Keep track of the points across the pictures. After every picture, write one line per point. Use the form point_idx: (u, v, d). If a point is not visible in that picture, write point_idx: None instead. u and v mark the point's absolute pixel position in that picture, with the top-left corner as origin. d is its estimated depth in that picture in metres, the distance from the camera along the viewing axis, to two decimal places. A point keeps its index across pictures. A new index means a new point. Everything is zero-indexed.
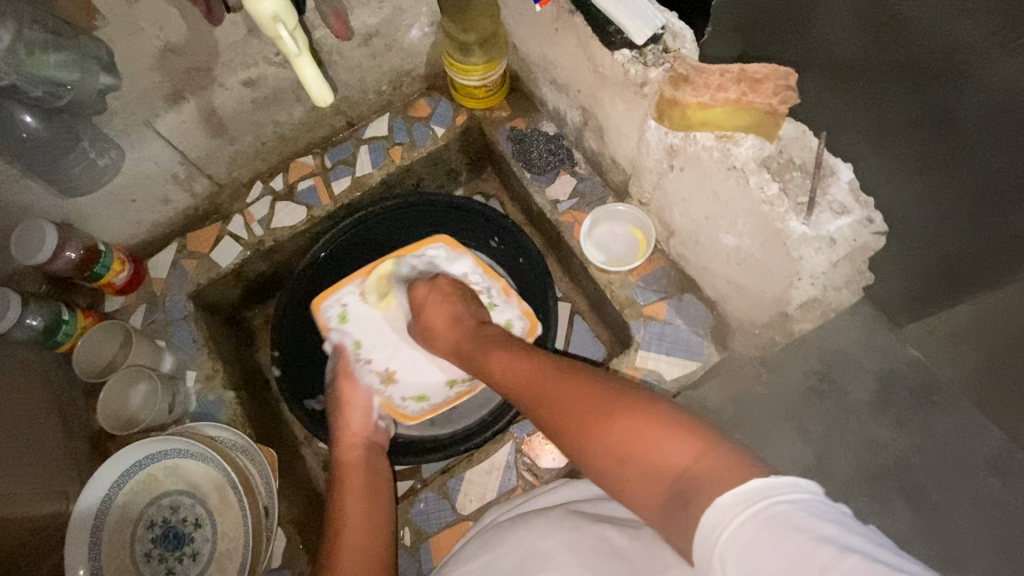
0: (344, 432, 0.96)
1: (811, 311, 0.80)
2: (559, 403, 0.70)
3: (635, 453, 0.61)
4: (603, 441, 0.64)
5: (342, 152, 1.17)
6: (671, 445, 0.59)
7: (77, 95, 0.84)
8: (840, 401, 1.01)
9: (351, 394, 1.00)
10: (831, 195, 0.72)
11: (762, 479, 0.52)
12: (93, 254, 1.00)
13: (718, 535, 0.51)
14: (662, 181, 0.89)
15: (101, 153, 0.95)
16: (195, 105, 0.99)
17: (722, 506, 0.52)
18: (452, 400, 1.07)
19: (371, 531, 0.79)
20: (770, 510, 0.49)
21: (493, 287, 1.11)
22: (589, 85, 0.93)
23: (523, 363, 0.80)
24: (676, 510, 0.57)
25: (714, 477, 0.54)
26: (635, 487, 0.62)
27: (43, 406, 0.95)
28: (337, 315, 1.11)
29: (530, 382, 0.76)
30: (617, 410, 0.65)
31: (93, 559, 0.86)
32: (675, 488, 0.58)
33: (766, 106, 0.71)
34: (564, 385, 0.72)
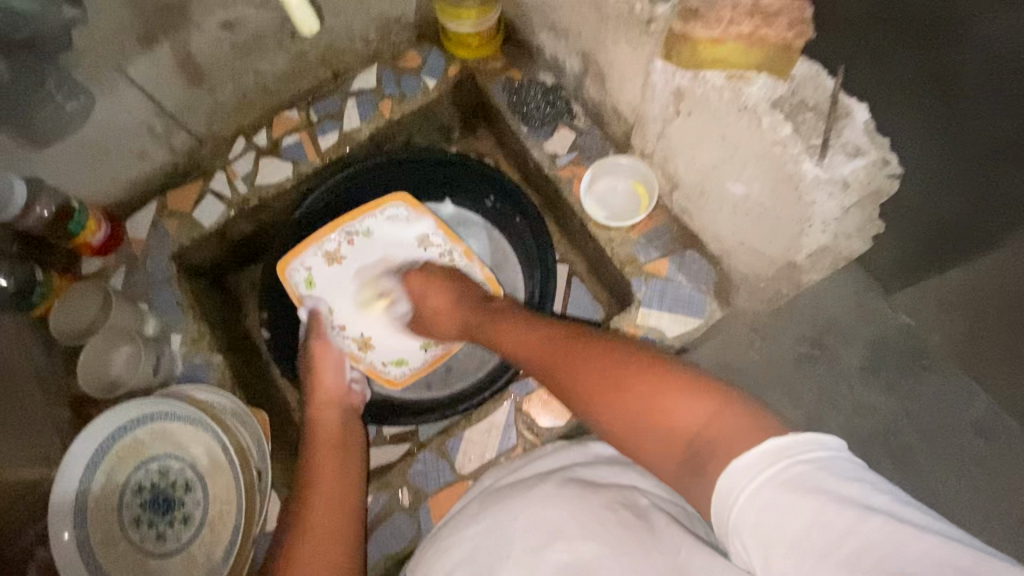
0: (316, 392, 0.92)
1: (820, 261, 0.80)
2: (570, 373, 0.68)
3: (646, 414, 0.59)
4: (611, 409, 0.62)
5: (328, 105, 1.11)
6: (685, 404, 0.57)
7: (40, 23, 0.79)
8: (832, 366, 0.98)
9: (325, 357, 0.96)
10: (845, 137, 0.67)
11: (778, 438, 0.51)
12: (66, 213, 0.94)
13: (735, 498, 0.50)
14: (667, 129, 0.86)
15: (70, 97, 0.88)
16: (170, 49, 0.92)
17: (738, 468, 0.50)
18: (430, 363, 1.06)
19: (346, 499, 0.76)
20: (789, 471, 0.48)
21: (455, 250, 1.08)
22: (592, 26, 0.89)
23: (534, 334, 0.78)
24: (689, 469, 0.55)
25: (727, 437, 0.53)
26: (652, 453, 0.59)
27: (19, 369, 0.91)
28: (303, 281, 1.08)
29: (540, 353, 0.74)
30: (631, 376, 0.62)
31: (80, 524, 0.82)
32: (691, 448, 0.55)
33: (781, 41, 0.66)
34: (573, 355, 0.69)
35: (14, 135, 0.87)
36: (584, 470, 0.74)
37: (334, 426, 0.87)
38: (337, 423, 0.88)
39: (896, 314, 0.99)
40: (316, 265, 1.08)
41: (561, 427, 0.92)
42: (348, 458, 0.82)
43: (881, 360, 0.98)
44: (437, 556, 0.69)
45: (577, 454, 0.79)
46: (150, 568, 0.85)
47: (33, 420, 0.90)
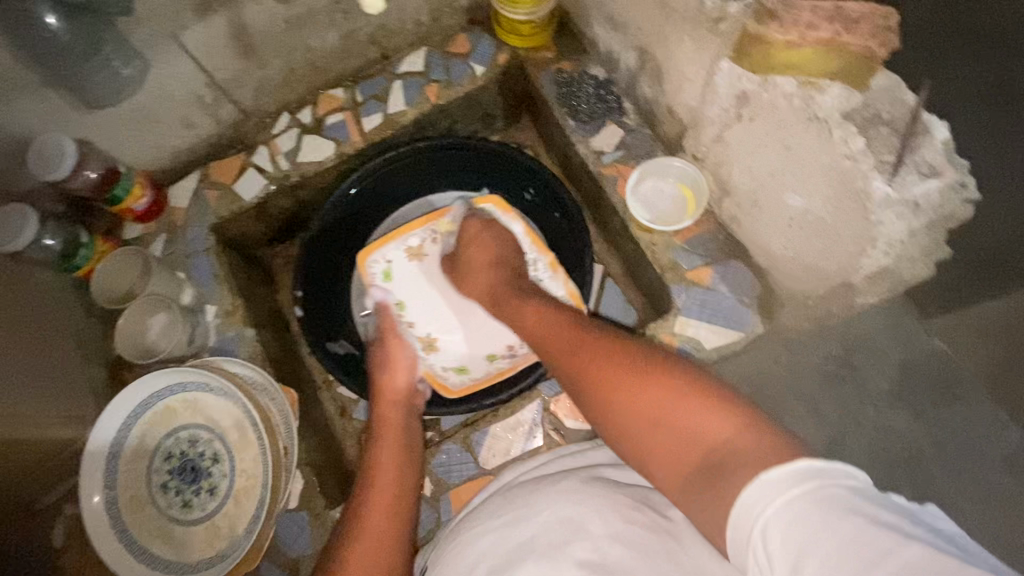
0: (384, 390, 0.94)
1: (878, 284, 0.77)
2: (588, 367, 0.66)
3: (664, 418, 0.57)
4: (625, 409, 0.60)
5: (374, 85, 1.10)
6: (713, 418, 0.55)
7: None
8: (859, 388, 0.88)
9: (400, 355, 0.98)
10: (920, 155, 0.64)
11: (812, 458, 0.47)
12: (114, 175, 0.95)
13: (762, 510, 0.46)
14: (725, 133, 0.83)
15: (126, 62, 0.88)
16: (225, 19, 0.92)
17: (767, 480, 0.47)
18: (491, 375, 1.03)
19: (398, 497, 0.77)
20: (822, 491, 0.45)
21: (540, 259, 1.04)
22: (654, 21, 0.86)
23: (555, 322, 0.77)
24: (699, 479, 0.54)
25: (760, 451, 0.50)
26: (657, 456, 0.58)
27: (60, 330, 0.93)
28: (381, 272, 1.08)
29: (562, 342, 0.72)
30: (647, 374, 0.60)
31: (109, 488, 0.84)
32: (705, 460, 0.54)
33: (863, 49, 0.64)
34: (593, 344, 0.68)
35: (63, 92, 0.87)
36: (608, 470, 0.72)
37: (397, 423, 0.88)
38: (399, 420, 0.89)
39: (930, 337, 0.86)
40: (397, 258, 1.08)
41: (589, 430, 0.90)
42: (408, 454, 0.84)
43: (911, 387, 0.87)
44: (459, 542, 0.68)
45: (604, 454, 0.78)
46: (174, 535, 0.86)
47: (71, 379, 0.92)
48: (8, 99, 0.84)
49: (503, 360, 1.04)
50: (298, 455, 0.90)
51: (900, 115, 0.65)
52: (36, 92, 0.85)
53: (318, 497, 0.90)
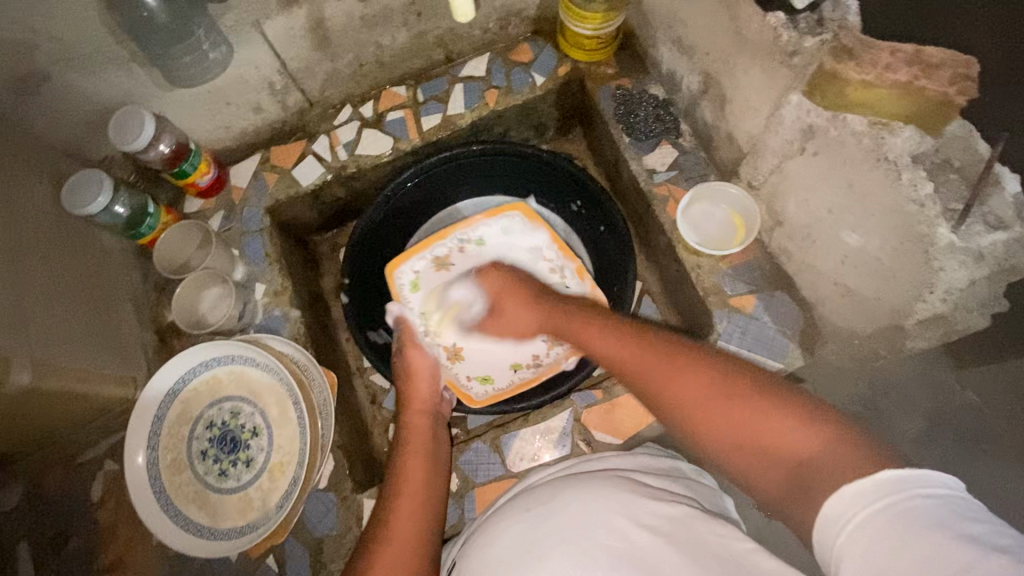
0: (411, 399, 0.93)
1: (931, 329, 0.75)
2: (670, 395, 0.62)
3: (751, 438, 0.55)
4: (726, 427, 0.57)
5: (435, 86, 1.13)
6: (793, 433, 0.53)
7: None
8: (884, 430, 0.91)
9: (419, 363, 0.96)
10: (989, 205, 0.63)
11: (891, 469, 0.47)
12: (183, 151, 0.98)
13: (843, 526, 0.47)
14: (785, 165, 0.84)
15: (213, 46, 0.93)
16: (307, 13, 0.95)
17: (847, 495, 0.47)
18: (516, 386, 1.05)
19: (421, 505, 0.77)
20: (903, 505, 0.45)
21: (567, 266, 1.09)
22: (723, 48, 0.87)
23: (616, 335, 0.72)
24: (790, 493, 0.52)
25: (833, 465, 0.50)
26: (756, 476, 0.56)
27: (119, 293, 0.97)
28: (408, 283, 1.10)
29: (632, 360, 0.68)
30: (735, 393, 0.57)
31: (151, 448, 0.88)
32: (794, 473, 0.52)
33: (940, 95, 0.62)
34: (661, 366, 0.63)
35: (150, 69, 0.92)
36: (632, 474, 0.73)
37: (426, 434, 0.87)
38: (426, 428, 0.88)
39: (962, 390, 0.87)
40: (424, 269, 1.11)
41: (617, 444, 0.91)
42: (434, 459, 0.84)
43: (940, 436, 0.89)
44: (492, 536, 0.68)
45: (628, 462, 0.78)
46: (208, 501, 0.89)
47: (126, 341, 0.96)
48: (100, 70, 0.89)
49: (527, 370, 1.07)
50: (333, 437, 0.93)
51: (972, 164, 0.64)
52: (124, 66, 0.90)
53: (346, 480, 0.92)
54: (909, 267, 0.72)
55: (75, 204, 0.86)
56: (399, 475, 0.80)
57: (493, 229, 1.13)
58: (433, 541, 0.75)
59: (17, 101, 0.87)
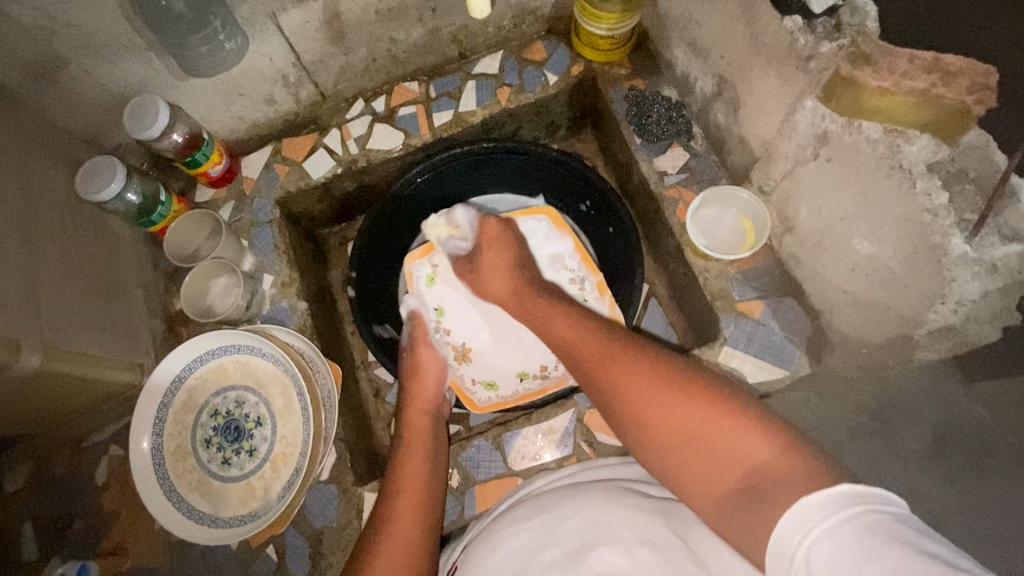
0: (416, 397, 0.95)
1: (941, 341, 0.75)
2: (625, 385, 0.65)
3: (697, 436, 0.58)
4: (676, 430, 0.59)
5: (448, 83, 1.13)
6: (741, 437, 0.55)
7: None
8: (888, 443, 0.90)
9: (428, 362, 0.99)
10: (1005, 218, 0.62)
11: (853, 485, 0.48)
12: (196, 140, 0.99)
13: (804, 535, 0.47)
14: (797, 170, 0.84)
15: (229, 37, 0.93)
16: (322, 6, 0.96)
17: (807, 506, 0.48)
18: (519, 396, 1.05)
19: (423, 503, 0.78)
20: (863, 516, 0.45)
21: (587, 278, 1.10)
22: (739, 52, 0.86)
23: (583, 327, 0.77)
24: (742, 505, 0.53)
25: (795, 476, 0.51)
26: (704, 484, 0.57)
27: (129, 279, 0.98)
28: (425, 277, 1.12)
29: (592, 353, 0.72)
30: (681, 393, 0.60)
31: (156, 434, 0.89)
32: (749, 482, 0.54)
33: (957, 103, 0.62)
34: (623, 360, 0.68)
35: (166, 58, 0.92)
36: (639, 485, 0.72)
37: (424, 434, 0.89)
38: (427, 428, 0.90)
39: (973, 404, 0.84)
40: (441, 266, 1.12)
41: (620, 446, 0.91)
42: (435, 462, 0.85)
43: (946, 451, 0.87)
44: (488, 548, 0.69)
45: (632, 471, 0.77)
46: (211, 489, 0.90)
47: (134, 327, 0.96)
48: (117, 58, 0.90)
49: (533, 381, 1.07)
50: (336, 430, 0.93)
51: (988, 174, 0.62)
52: (141, 55, 0.90)
53: (348, 473, 0.92)
54: (922, 277, 0.71)
55: (88, 191, 0.87)
56: (402, 473, 0.81)
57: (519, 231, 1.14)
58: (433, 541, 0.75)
59: (37, 87, 0.90)
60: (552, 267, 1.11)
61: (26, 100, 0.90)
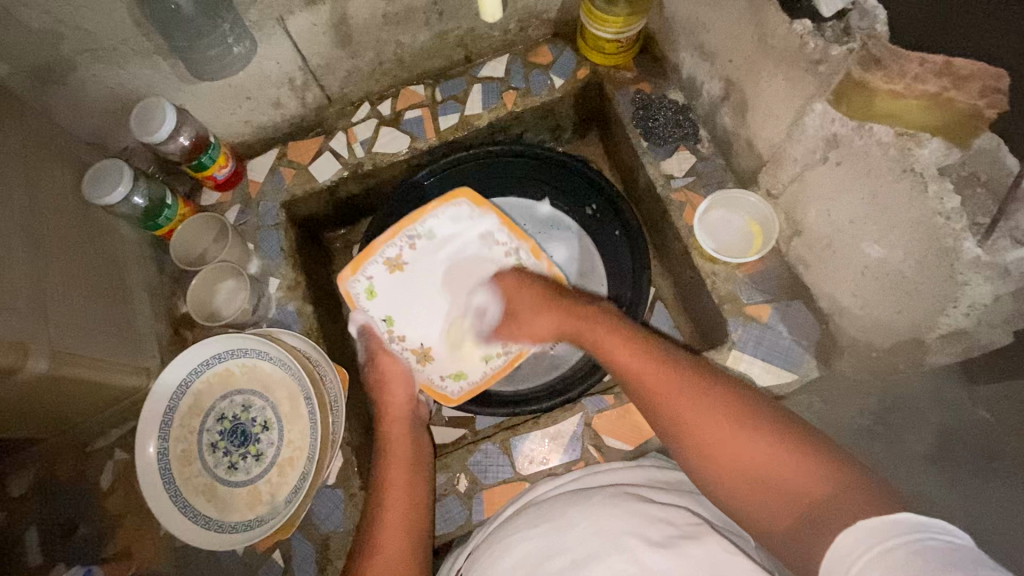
0: (387, 410, 0.92)
1: (952, 345, 0.75)
2: (692, 421, 0.62)
3: (767, 475, 0.57)
4: (740, 465, 0.59)
5: (454, 87, 1.13)
6: (807, 472, 0.55)
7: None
8: (893, 447, 0.90)
9: (393, 370, 0.96)
10: (1016, 220, 0.61)
11: (911, 513, 0.48)
12: (203, 143, 0.99)
13: (857, 558, 0.48)
14: (805, 174, 0.84)
15: (237, 41, 0.94)
16: (330, 10, 0.96)
17: (860, 530, 0.49)
18: (491, 375, 1.02)
19: (414, 513, 0.79)
20: (921, 544, 0.46)
21: (520, 247, 1.00)
22: (747, 56, 0.86)
23: (635, 352, 0.72)
24: (798, 532, 0.54)
25: (849, 502, 0.52)
26: (760, 510, 0.57)
27: (135, 285, 0.98)
28: (364, 290, 1.02)
29: (650, 385, 0.67)
30: (745, 428, 0.59)
31: (162, 439, 0.89)
32: (807, 513, 0.54)
33: (968, 107, 0.62)
34: (690, 390, 0.64)
35: (174, 61, 0.92)
36: (646, 490, 0.72)
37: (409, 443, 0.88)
38: (406, 437, 0.88)
39: None
40: (378, 273, 1.03)
41: (628, 450, 0.90)
42: (419, 470, 0.85)
43: (952, 454, 0.88)
44: (494, 556, 0.68)
45: (640, 476, 0.77)
46: (217, 493, 0.90)
47: (141, 331, 0.96)
48: (126, 62, 0.90)
49: (498, 360, 1.02)
50: (343, 434, 0.93)
51: (1000, 178, 0.62)
52: (149, 59, 0.90)
53: (355, 477, 0.92)
54: (933, 281, 0.71)
55: (96, 194, 0.87)
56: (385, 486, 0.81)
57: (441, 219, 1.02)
58: (426, 547, 0.77)
59: (45, 90, 0.90)
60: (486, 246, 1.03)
61: (33, 103, 0.90)
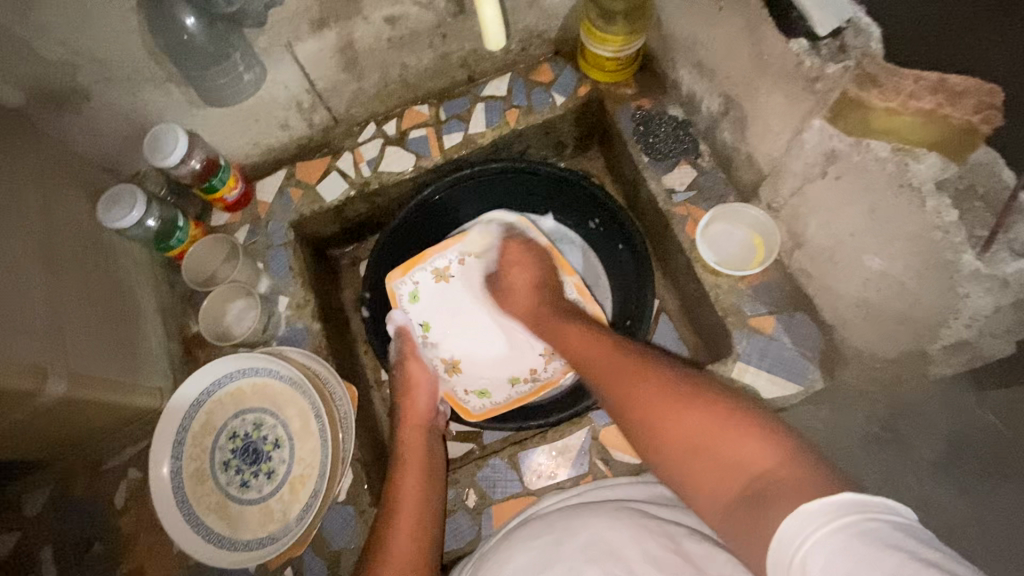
0: (407, 413, 0.97)
1: (956, 356, 0.75)
2: (637, 395, 0.69)
3: (707, 444, 0.60)
4: (680, 440, 0.62)
5: (458, 106, 1.15)
6: (746, 446, 0.57)
7: (246, 3, 0.88)
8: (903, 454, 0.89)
9: (416, 375, 1.01)
10: (1015, 233, 0.62)
11: (853, 493, 0.49)
12: (213, 166, 1.01)
13: (801, 541, 0.48)
14: (805, 188, 0.85)
15: (248, 67, 0.96)
16: (336, 35, 0.98)
17: (804, 513, 0.49)
18: (512, 400, 1.08)
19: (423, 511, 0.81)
20: (864, 525, 0.46)
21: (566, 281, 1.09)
22: (744, 73, 0.88)
23: (601, 344, 0.81)
24: (745, 508, 0.55)
25: (788, 483, 0.53)
26: (709, 490, 0.59)
27: (148, 306, 1.00)
28: (408, 293, 1.13)
29: (605, 368, 0.76)
30: (685, 398, 0.64)
31: (175, 458, 0.90)
32: (750, 488, 0.55)
33: (963, 122, 0.63)
34: (637, 367, 0.72)
35: (185, 88, 0.95)
36: (649, 505, 0.73)
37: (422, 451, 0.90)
38: (422, 445, 0.92)
39: None
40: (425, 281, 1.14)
41: (637, 464, 0.91)
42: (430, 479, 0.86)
43: None
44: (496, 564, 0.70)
45: (645, 491, 0.78)
46: (229, 511, 0.91)
47: (153, 352, 0.97)
48: (139, 89, 0.93)
49: (524, 385, 1.09)
50: (353, 451, 0.93)
51: (997, 191, 0.62)
52: (161, 86, 0.93)
53: (364, 494, 0.93)
54: (934, 293, 0.72)
55: (108, 219, 0.89)
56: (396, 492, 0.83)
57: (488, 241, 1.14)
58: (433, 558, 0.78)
59: (60, 118, 0.92)
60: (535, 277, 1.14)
61: (50, 131, 0.93)
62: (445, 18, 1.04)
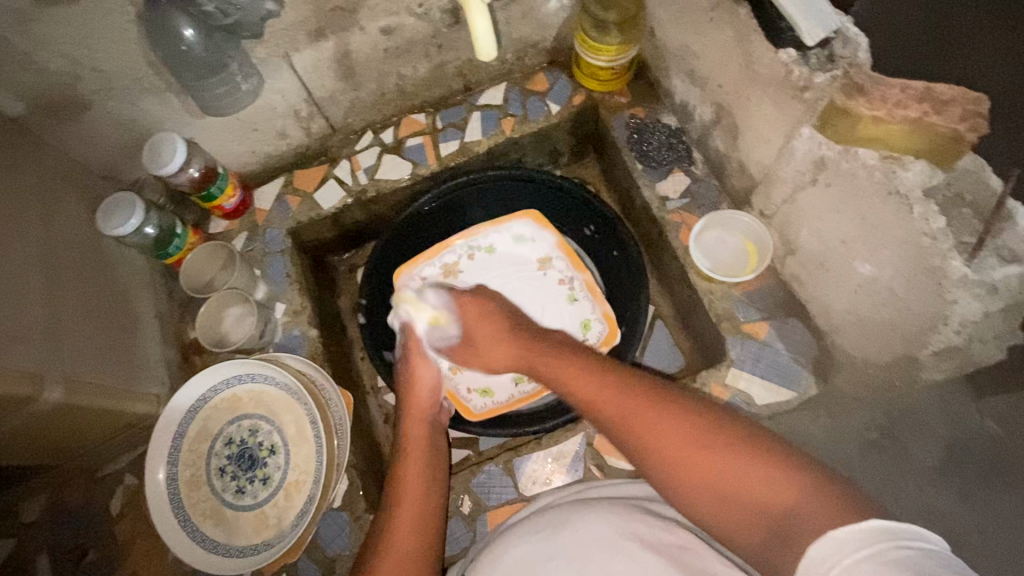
0: (411, 404, 0.93)
1: (945, 362, 0.76)
2: (653, 441, 0.63)
3: (737, 488, 0.58)
4: (710, 482, 0.59)
5: (454, 114, 1.17)
6: (780, 483, 0.56)
7: (244, 16, 0.90)
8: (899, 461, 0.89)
9: (421, 373, 0.95)
10: (1002, 238, 0.66)
11: (881, 520, 0.50)
12: (212, 174, 1.02)
13: (828, 567, 0.49)
14: (796, 195, 0.86)
15: (245, 78, 0.97)
16: (333, 45, 0.99)
17: (833, 539, 0.50)
18: (514, 401, 1.08)
19: (424, 521, 0.79)
20: (893, 553, 0.47)
21: (576, 280, 1.14)
22: (736, 83, 0.89)
23: (599, 382, 0.72)
24: (775, 541, 0.55)
25: (819, 512, 0.53)
26: (733, 526, 0.59)
27: (144, 312, 1.00)
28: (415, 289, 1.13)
29: (611, 408, 0.69)
30: (706, 451, 0.60)
31: (171, 464, 0.90)
32: (778, 523, 0.55)
33: (951, 131, 0.65)
34: (647, 413, 0.65)
35: (182, 97, 0.96)
36: (651, 504, 0.74)
37: (425, 444, 0.88)
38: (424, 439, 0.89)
39: (981, 419, 0.85)
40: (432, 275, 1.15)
41: (632, 470, 0.91)
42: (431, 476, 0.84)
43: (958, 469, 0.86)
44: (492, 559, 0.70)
45: (640, 491, 0.78)
46: (224, 517, 0.91)
47: (149, 359, 0.98)
48: (138, 98, 0.94)
49: (527, 385, 1.10)
50: (348, 457, 0.94)
51: (985, 199, 0.67)
52: (160, 95, 0.94)
53: (359, 500, 0.93)
54: (922, 299, 0.73)
55: (108, 226, 0.89)
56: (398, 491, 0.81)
57: (501, 236, 1.17)
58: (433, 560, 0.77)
59: (58, 127, 0.93)
60: (540, 270, 1.15)
61: (49, 141, 0.94)
62: (441, 28, 1.05)
